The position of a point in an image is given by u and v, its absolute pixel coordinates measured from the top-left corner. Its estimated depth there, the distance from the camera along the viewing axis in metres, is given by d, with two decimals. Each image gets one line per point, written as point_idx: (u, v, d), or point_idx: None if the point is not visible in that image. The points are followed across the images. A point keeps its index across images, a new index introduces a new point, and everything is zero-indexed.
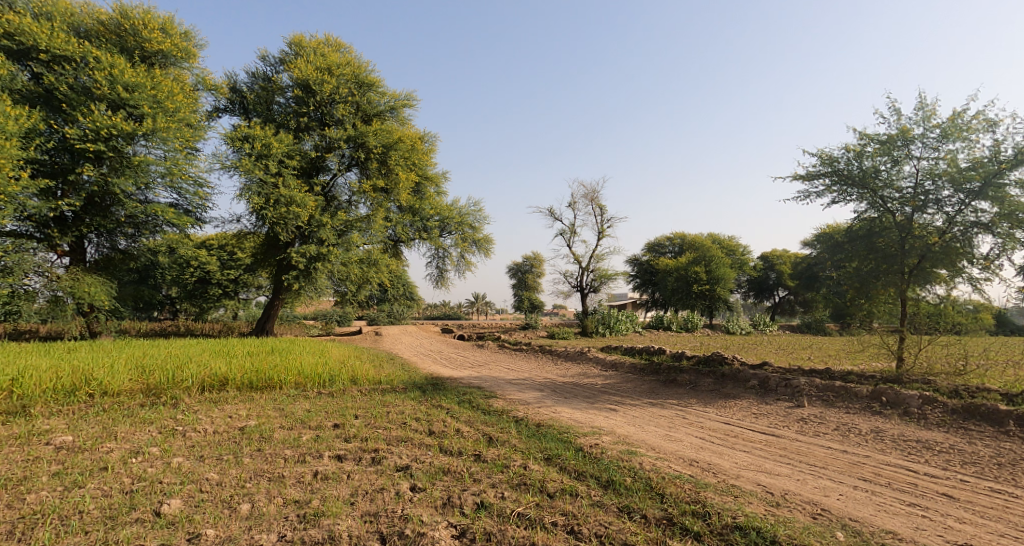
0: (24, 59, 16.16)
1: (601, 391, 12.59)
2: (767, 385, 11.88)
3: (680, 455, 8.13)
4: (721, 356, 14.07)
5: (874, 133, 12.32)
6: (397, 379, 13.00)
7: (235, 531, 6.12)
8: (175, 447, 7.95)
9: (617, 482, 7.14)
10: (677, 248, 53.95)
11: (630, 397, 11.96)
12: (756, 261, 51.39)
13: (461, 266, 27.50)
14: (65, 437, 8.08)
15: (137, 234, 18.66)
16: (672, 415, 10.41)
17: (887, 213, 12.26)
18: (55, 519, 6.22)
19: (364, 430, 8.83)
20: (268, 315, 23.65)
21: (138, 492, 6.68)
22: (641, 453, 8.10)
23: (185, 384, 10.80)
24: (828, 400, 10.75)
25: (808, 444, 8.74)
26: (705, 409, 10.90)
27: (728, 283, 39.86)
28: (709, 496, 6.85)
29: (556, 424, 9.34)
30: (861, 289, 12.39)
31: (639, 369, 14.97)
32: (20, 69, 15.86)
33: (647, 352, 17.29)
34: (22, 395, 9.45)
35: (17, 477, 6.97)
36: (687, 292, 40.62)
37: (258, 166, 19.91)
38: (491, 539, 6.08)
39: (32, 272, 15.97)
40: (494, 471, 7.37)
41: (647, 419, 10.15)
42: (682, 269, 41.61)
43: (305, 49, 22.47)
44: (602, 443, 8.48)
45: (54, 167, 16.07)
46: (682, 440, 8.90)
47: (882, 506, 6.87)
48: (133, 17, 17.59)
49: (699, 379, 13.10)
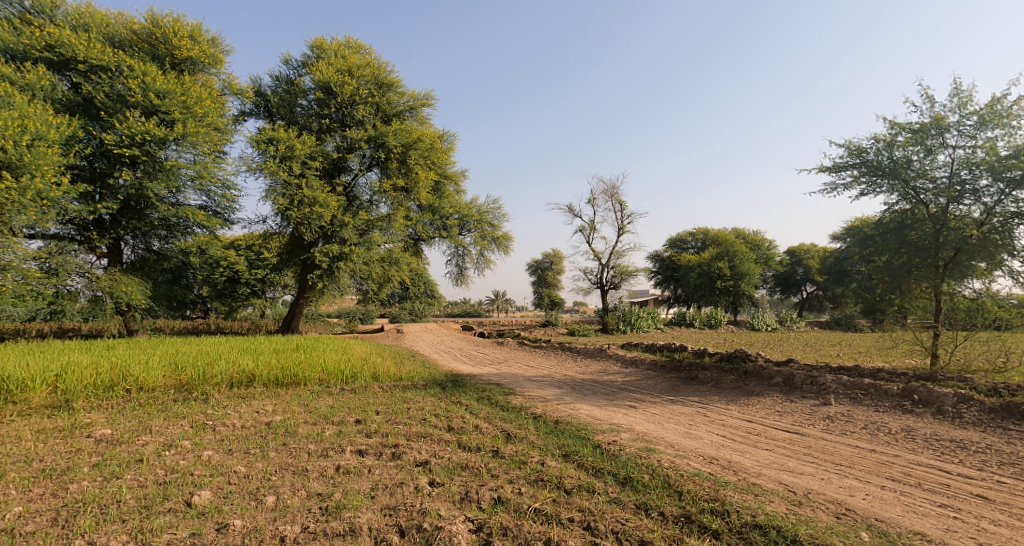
0: (64, 70, 16.69)
1: (620, 388, 12.70)
2: (791, 382, 11.90)
3: (700, 453, 8.23)
4: (744, 353, 14.05)
5: (906, 122, 12.20)
6: (417, 375, 13.30)
7: (262, 522, 6.42)
8: (206, 441, 8.32)
9: (635, 479, 7.28)
10: (698, 242, 53.63)
11: (650, 395, 12.04)
12: (783, 256, 50.69)
13: (480, 265, 27.82)
14: (105, 431, 8.50)
15: (170, 235, 19.16)
16: (694, 413, 10.48)
17: (921, 205, 12.14)
18: (96, 508, 6.59)
19: (386, 426, 9.11)
20: (293, 314, 24.29)
21: (170, 484, 7.02)
22: (660, 451, 8.23)
23: (215, 380, 11.20)
24: (855, 398, 10.75)
25: (833, 444, 8.75)
26: (727, 407, 10.92)
27: (752, 279, 39.40)
28: (729, 494, 6.95)
29: (575, 421, 9.50)
30: (892, 284, 12.23)
31: (660, 366, 15.09)
32: (60, 80, 16.39)
33: (668, 349, 17.35)
34: (66, 390, 9.96)
35: (60, 467, 7.39)
36: (711, 289, 40.35)
37: (282, 168, 20.52)
38: (507, 534, 6.27)
39: (74, 274, 16.53)
40: (512, 467, 7.57)
41: (667, 416, 10.25)
42: (705, 265, 41.27)
43: (326, 52, 22.93)
44: (621, 440, 8.64)
45: (93, 172, 16.58)
46: (703, 437, 8.99)
47: (912, 506, 6.90)
48: (163, 26, 18.08)
49: (721, 376, 13.13)
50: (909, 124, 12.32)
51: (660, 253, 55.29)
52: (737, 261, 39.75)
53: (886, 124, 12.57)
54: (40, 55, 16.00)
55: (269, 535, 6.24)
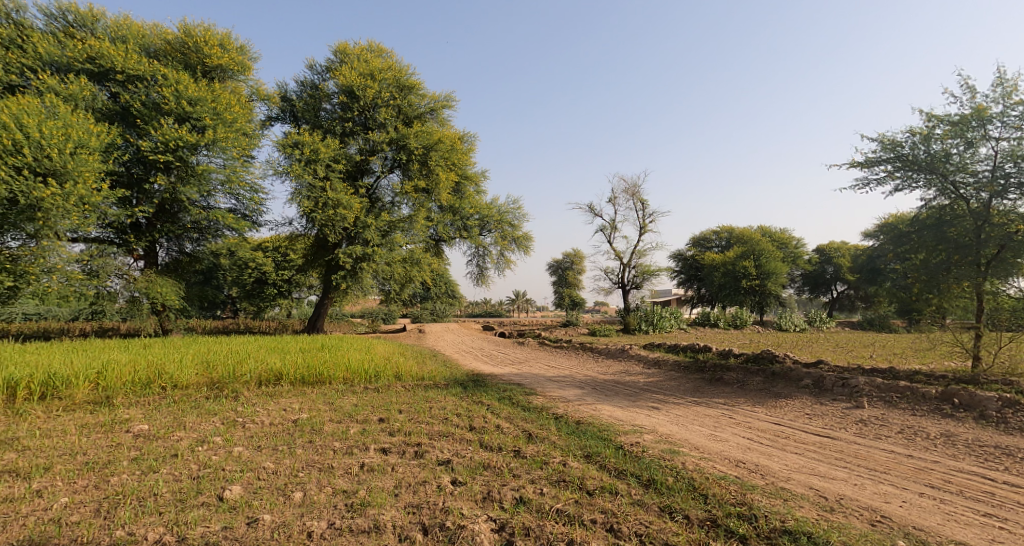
0: (104, 80, 17.32)
1: (643, 389, 12.76)
2: (822, 385, 11.84)
3: (725, 456, 8.29)
4: (772, 354, 14.02)
5: (945, 114, 12.05)
6: (439, 375, 13.52)
7: (290, 517, 6.67)
8: (236, 437, 8.64)
9: (659, 482, 7.38)
10: (722, 241, 53.08)
11: (674, 396, 12.09)
12: (812, 254, 49.96)
13: (501, 265, 28.02)
14: (143, 426, 8.88)
15: (201, 238, 19.71)
16: (719, 415, 10.52)
17: (961, 200, 12.00)
18: (134, 500, 6.90)
19: (408, 425, 9.34)
20: (318, 314, 24.77)
21: (204, 479, 7.33)
22: (684, 453, 8.31)
23: (244, 378, 11.55)
24: (890, 401, 10.67)
25: (866, 448, 8.74)
26: (754, 409, 10.94)
27: (779, 278, 38.91)
28: (756, 498, 7.01)
29: (596, 422, 9.62)
30: (929, 282, 12.09)
31: (684, 367, 15.09)
32: (100, 90, 17.03)
33: (691, 350, 17.32)
34: (106, 387, 10.38)
35: (102, 460, 7.74)
36: (736, 288, 39.96)
37: (307, 171, 20.97)
38: (529, 534, 6.44)
39: (114, 275, 17.13)
40: (533, 467, 7.73)
41: (691, 418, 10.31)
42: (729, 264, 40.91)
43: (350, 56, 23.33)
44: (644, 441, 8.73)
45: (130, 178, 17.15)
46: (728, 440, 9.05)
47: (952, 515, 6.89)
48: (195, 35, 18.63)
49: (747, 377, 13.11)
50: (948, 116, 12.17)
51: (683, 252, 54.91)
52: (763, 260, 39.33)
53: (923, 117, 12.42)
54: (82, 66, 16.64)
55: (297, 530, 6.48)
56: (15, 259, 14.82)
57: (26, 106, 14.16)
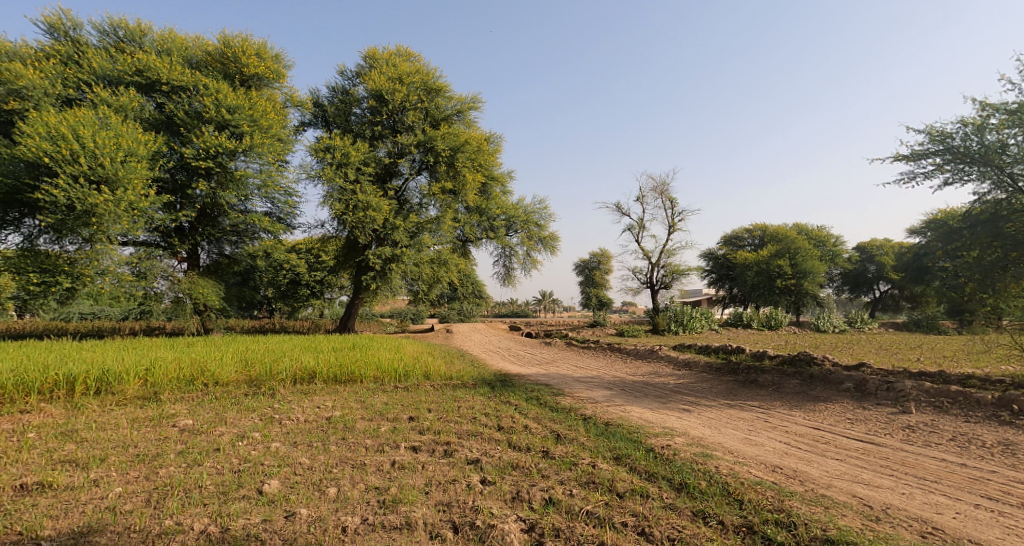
0: (151, 91, 18.09)
1: (674, 391, 12.81)
2: (864, 388, 11.72)
3: (761, 461, 8.34)
4: (810, 356, 13.92)
5: (1001, 103, 11.83)
6: (467, 375, 13.77)
7: (324, 512, 6.89)
8: (274, 433, 9.01)
9: (691, 486, 7.48)
10: (756, 240, 52.32)
11: (706, 398, 12.12)
12: (852, 252, 48.90)
13: (528, 265, 28.21)
14: (188, 421, 9.32)
15: (239, 241, 20.38)
16: (754, 418, 10.54)
17: (1018, 194, 11.72)
18: (181, 492, 7.15)
19: (438, 423, 9.60)
20: (349, 314, 25.32)
21: (244, 472, 7.64)
22: (717, 457, 8.38)
23: (281, 376, 11.99)
24: (941, 406, 10.51)
25: (916, 456, 8.65)
26: (791, 413, 10.91)
27: (816, 277, 38.19)
28: (795, 505, 7.06)
29: (625, 424, 9.74)
30: (983, 282, 11.66)
31: (715, 368, 15.08)
32: (147, 101, 17.80)
33: (723, 352, 17.25)
34: (154, 383, 10.89)
35: (151, 453, 8.13)
36: (770, 288, 39.39)
37: (338, 175, 21.50)
38: (559, 535, 6.60)
39: (160, 277, 17.87)
40: (562, 468, 7.90)
41: (724, 421, 10.36)
42: (763, 263, 40.41)
43: (379, 61, 23.81)
44: (675, 444, 8.83)
45: (174, 184, 17.85)
46: (764, 444, 9.08)
47: (1010, 528, 6.80)
48: (234, 46, 19.27)
49: (783, 380, 13.05)
50: (1005, 105, 11.94)
51: (714, 251, 54.29)
52: (799, 258, 38.76)
53: (977, 107, 12.22)
54: (131, 79, 17.42)
55: (332, 524, 6.68)
56: (72, 262, 15.77)
57: (81, 118, 14.93)
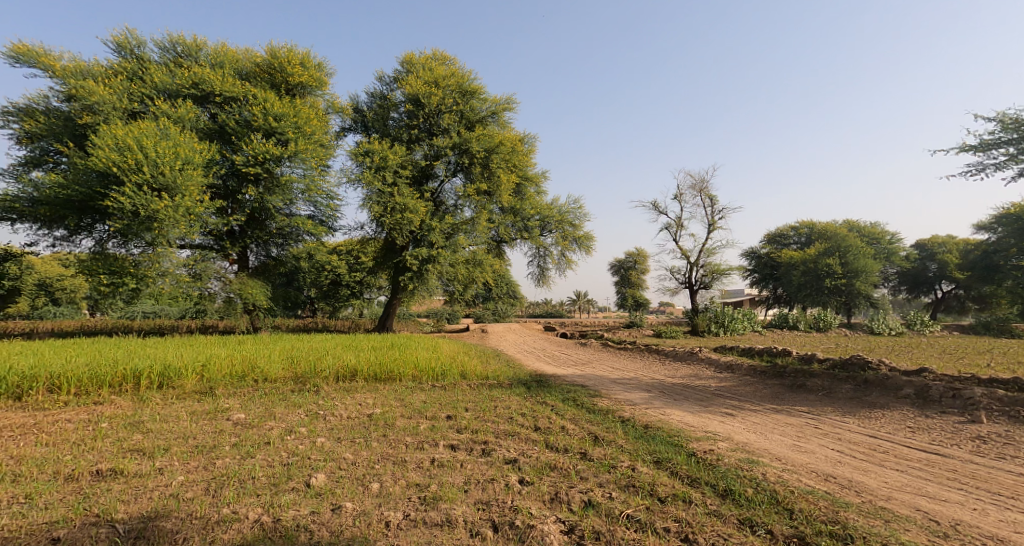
0: (206, 102, 19.05)
1: (715, 395, 12.81)
2: (927, 395, 11.46)
3: (813, 470, 8.31)
4: (865, 361, 13.65)
5: None
6: (502, 375, 14.03)
7: (369, 506, 7.16)
8: (319, 429, 9.44)
9: (737, 493, 7.54)
10: (802, 237, 51.14)
11: (751, 403, 12.08)
12: (910, 251, 47.13)
13: (562, 265, 28.35)
14: (241, 415, 9.85)
15: (285, 243, 21.11)
16: (803, 424, 10.47)
17: None
18: (237, 482, 7.55)
19: (475, 422, 9.88)
20: (387, 314, 25.96)
21: (293, 465, 8.03)
22: (764, 464, 8.41)
23: (324, 374, 12.48)
24: (1015, 415, 10.16)
25: (986, 469, 8.41)
26: (844, 419, 10.77)
27: (869, 276, 36.94)
28: (851, 517, 7.05)
29: (665, 427, 9.84)
30: None
31: (760, 371, 14.98)
32: (202, 112, 18.74)
33: (768, 354, 17.06)
34: (209, 378, 11.50)
35: (209, 444, 8.64)
36: (818, 288, 38.36)
37: (377, 178, 22.08)
38: (600, 538, 6.75)
39: (214, 278, 18.75)
40: (601, 470, 8.07)
41: (770, 426, 10.33)
42: (812, 262, 39.50)
43: (415, 66, 24.33)
44: (719, 449, 8.89)
45: (226, 190, 18.87)
46: (815, 451, 9.03)
47: None
48: (280, 56, 19.99)
49: (835, 385, 12.88)
50: None
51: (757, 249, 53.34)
52: (851, 257, 37.65)
53: None
54: (187, 91, 18.37)
55: (375, 518, 6.94)
56: (138, 265, 16.85)
57: (144, 130, 15.88)
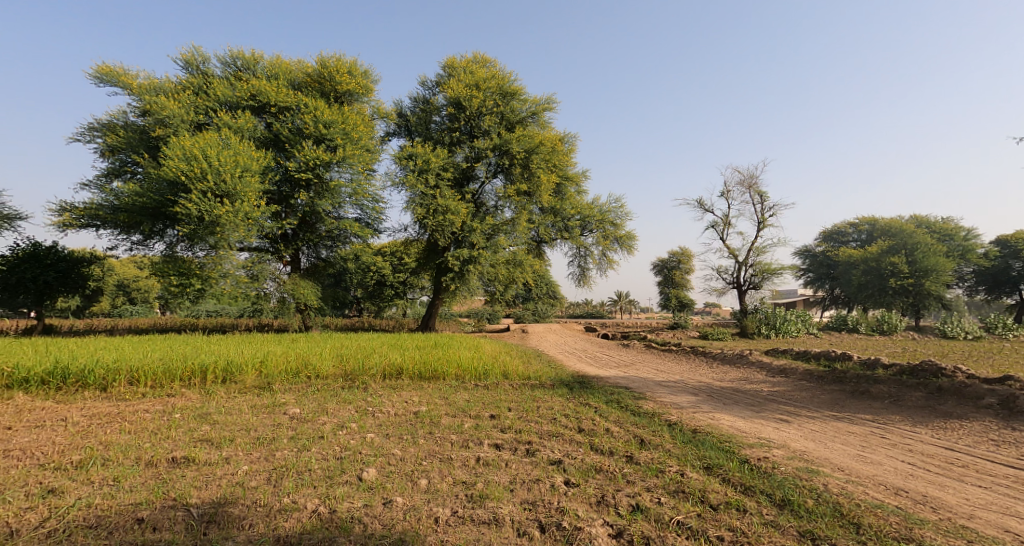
0: (262, 113, 19.99)
1: (768, 400, 12.70)
2: (1013, 405, 10.94)
3: (881, 482, 8.15)
4: (938, 368, 13.15)
5: None
6: (544, 375, 14.25)
7: (418, 501, 7.49)
8: (369, 425, 9.89)
9: (796, 503, 7.50)
10: (862, 235, 50.02)
11: (808, 409, 11.91)
12: (989, 248, 44.61)
13: (604, 266, 28.39)
14: (296, 409, 10.41)
15: (333, 245, 21.94)
16: (868, 433, 10.24)
17: None
18: (296, 473, 8.03)
19: (518, 422, 10.15)
20: (430, 314, 26.58)
21: (345, 459, 8.47)
22: (825, 474, 8.31)
23: (372, 371, 12.98)
24: None
25: None
26: (915, 429, 10.47)
27: (941, 276, 34.93)
28: (927, 535, 6.90)
29: (715, 432, 9.87)
30: None
31: (818, 377, 14.72)
32: (259, 121, 19.68)
33: (825, 358, 16.69)
34: (267, 374, 12.14)
35: (268, 437, 9.19)
36: (881, 289, 36.72)
37: (420, 181, 22.65)
38: (649, 543, 6.86)
39: (270, 279, 19.66)
40: (649, 475, 8.19)
41: (830, 434, 10.18)
42: (874, 261, 38.03)
43: (456, 70, 24.81)
44: (775, 457, 8.86)
45: (279, 195, 19.59)
46: (883, 463, 8.84)
47: None
48: (329, 65, 20.76)
49: (905, 393, 12.48)
50: None
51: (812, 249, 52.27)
52: (919, 255, 35.96)
53: None
54: (246, 102, 19.32)
55: (425, 513, 7.25)
56: (203, 266, 17.83)
57: (209, 140, 16.84)
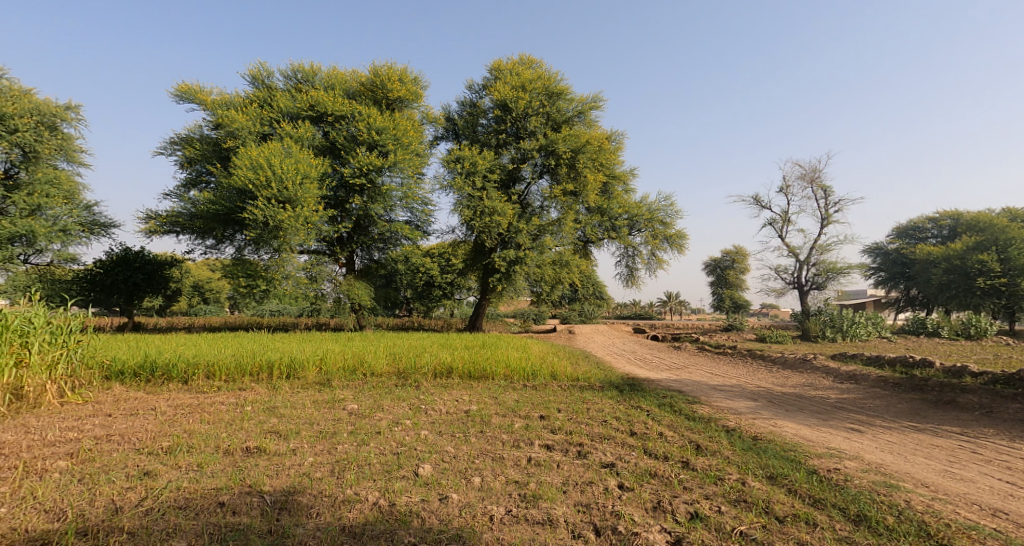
0: (319, 122, 20.85)
1: (836, 408, 12.41)
2: None
3: (972, 501, 7.85)
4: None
5: None
6: (593, 377, 14.36)
7: (473, 499, 7.77)
8: (422, 422, 10.28)
9: (874, 519, 7.36)
10: (941, 231, 48.05)
11: (883, 419, 11.56)
12: None
13: (652, 266, 28.18)
14: (354, 405, 10.92)
15: (385, 247, 22.69)
16: (954, 447, 9.86)
17: None
18: (358, 466, 8.48)
19: (568, 424, 10.33)
20: (477, 314, 27.06)
21: (402, 455, 8.87)
22: (906, 489, 8.10)
23: (423, 370, 13.42)
24: None
25: None
26: (1008, 443, 9.98)
27: None
28: None
29: (778, 440, 9.77)
30: None
31: (894, 384, 14.21)
32: (316, 130, 20.55)
33: (902, 365, 16.06)
34: (326, 370, 12.74)
35: (330, 431, 9.70)
36: (968, 289, 34.69)
37: (467, 184, 23.09)
38: None
39: (327, 280, 20.51)
40: (707, 482, 8.22)
41: (908, 447, 9.87)
42: (960, 260, 36.08)
43: (502, 72, 25.15)
44: (848, 470, 8.70)
45: (336, 200, 20.43)
46: (972, 480, 8.51)
47: None
48: (381, 74, 21.46)
49: (998, 404, 11.83)
50: None
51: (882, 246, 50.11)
52: (1010, 252, 33.80)
53: None
54: (304, 113, 20.23)
55: (480, 511, 7.53)
56: (268, 268, 18.75)
57: (273, 150, 17.77)
